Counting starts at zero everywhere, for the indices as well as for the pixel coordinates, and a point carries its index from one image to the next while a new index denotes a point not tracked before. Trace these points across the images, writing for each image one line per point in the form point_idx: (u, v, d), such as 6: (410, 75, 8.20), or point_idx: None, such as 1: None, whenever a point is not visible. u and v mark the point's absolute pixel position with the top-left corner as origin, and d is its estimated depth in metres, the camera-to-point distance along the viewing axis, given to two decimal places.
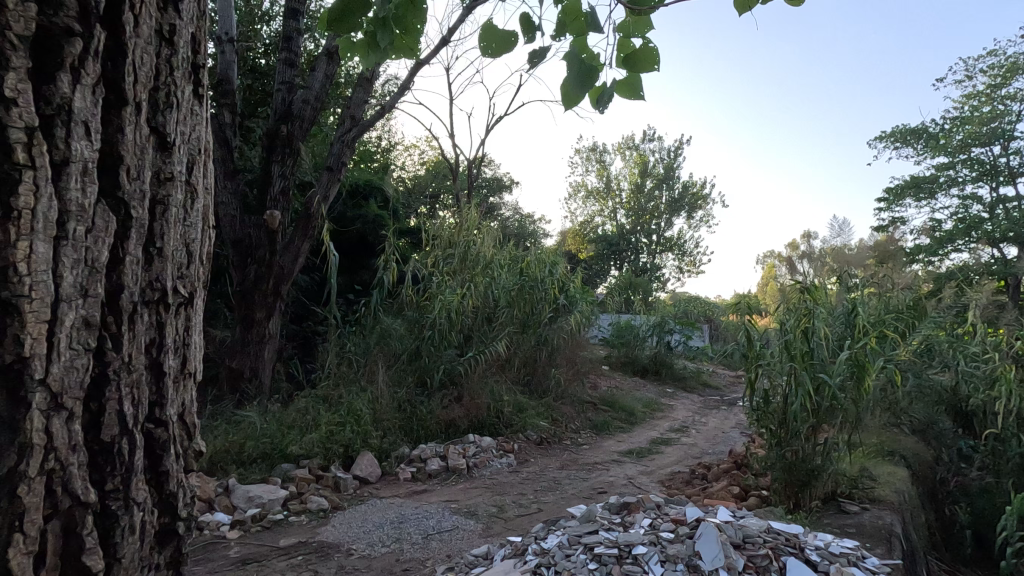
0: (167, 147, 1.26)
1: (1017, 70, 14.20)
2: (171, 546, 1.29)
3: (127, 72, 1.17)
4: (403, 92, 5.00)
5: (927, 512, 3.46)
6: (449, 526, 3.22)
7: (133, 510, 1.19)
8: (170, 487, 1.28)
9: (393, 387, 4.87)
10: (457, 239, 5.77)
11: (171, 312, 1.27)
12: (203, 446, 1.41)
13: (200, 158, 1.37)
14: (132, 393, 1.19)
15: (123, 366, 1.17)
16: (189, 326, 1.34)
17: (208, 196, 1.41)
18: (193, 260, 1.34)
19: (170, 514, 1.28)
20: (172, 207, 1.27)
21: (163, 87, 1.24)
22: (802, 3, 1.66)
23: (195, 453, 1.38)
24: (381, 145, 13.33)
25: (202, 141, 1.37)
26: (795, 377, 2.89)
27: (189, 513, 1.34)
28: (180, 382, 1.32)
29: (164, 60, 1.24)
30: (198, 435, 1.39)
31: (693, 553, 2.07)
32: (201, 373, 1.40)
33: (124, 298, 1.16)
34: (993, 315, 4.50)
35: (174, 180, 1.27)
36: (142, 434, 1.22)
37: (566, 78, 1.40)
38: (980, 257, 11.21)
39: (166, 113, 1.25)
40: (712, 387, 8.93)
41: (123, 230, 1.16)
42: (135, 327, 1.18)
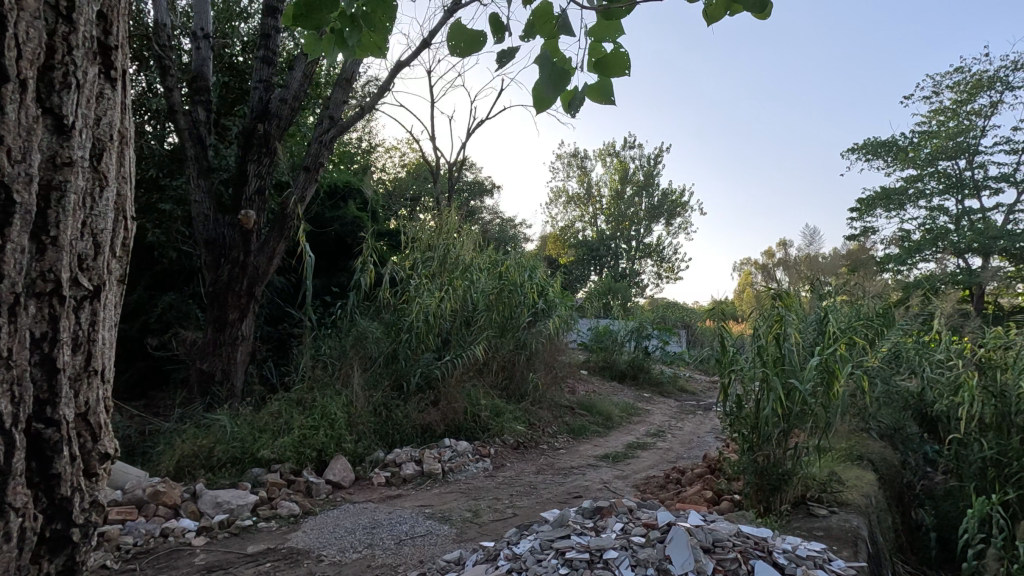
0: (64, 130, 1.22)
1: (982, 88, 14.73)
2: (64, 554, 1.25)
3: (8, 46, 1.11)
4: (384, 94, 4.97)
5: (893, 514, 3.54)
6: (423, 531, 3.20)
7: (11, 516, 1.13)
8: (63, 490, 1.24)
9: (368, 391, 4.81)
10: (436, 242, 5.75)
11: (69, 305, 1.23)
12: (110, 448, 1.37)
13: (111, 144, 1.34)
14: (14, 389, 1.13)
15: (3, 360, 1.11)
16: (95, 321, 1.30)
17: (122, 185, 1.38)
18: (100, 250, 1.31)
19: (62, 520, 1.24)
20: (70, 194, 1.23)
21: (59, 67, 1.20)
22: (769, 15, 1.68)
23: (101, 455, 1.34)
24: (362, 146, 13.24)
25: (113, 126, 1.34)
26: (767, 381, 2.93)
27: (87, 519, 1.30)
28: (82, 380, 1.28)
29: (60, 39, 1.20)
30: (104, 436, 1.35)
31: (664, 557, 2.09)
32: (108, 371, 1.37)
33: (4, 289, 1.11)
34: (958, 323, 4.64)
35: (73, 165, 1.23)
36: (27, 434, 1.17)
37: (538, 81, 1.39)
38: (946, 266, 11.57)
39: (64, 95, 1.21)
40: (688, 392, 9.04)
41: (5, 216, 1.11)
42: (18, 319, 1.14)
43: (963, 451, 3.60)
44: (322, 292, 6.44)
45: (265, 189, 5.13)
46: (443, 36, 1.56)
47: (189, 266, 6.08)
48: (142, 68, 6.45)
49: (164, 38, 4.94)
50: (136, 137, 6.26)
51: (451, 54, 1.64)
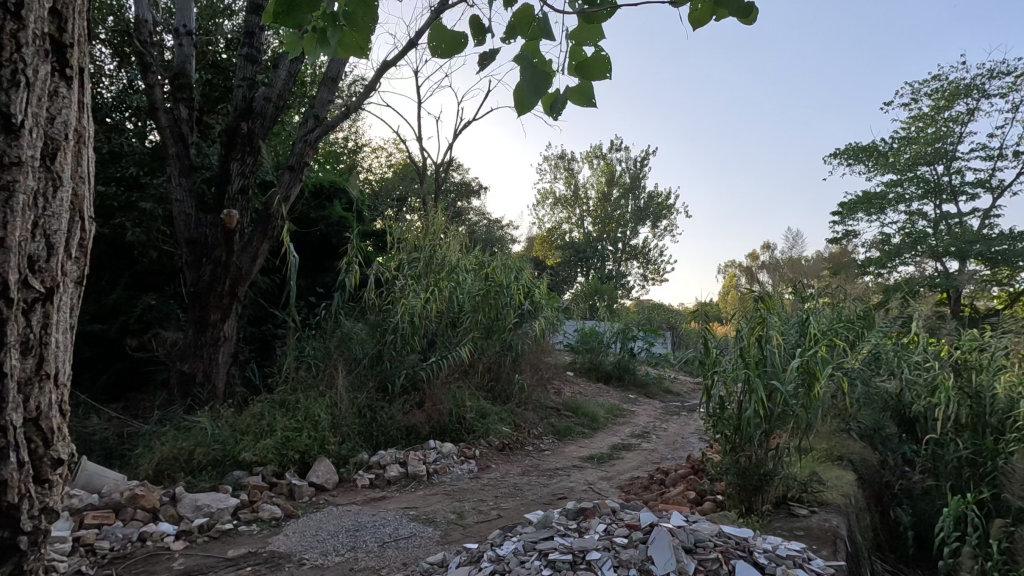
0: (13, 129, 1.21)
1: (959, 95, 15.04)
2: (11, 562, 1.27)
3: None
4: (370, 94, 4.93)
5: (872, 514, 3.60)
6: (408, 533, 3.18)
7: None
8: (10, 497, 1.23)
9: (353, 393, 4.77)
10: (422, 243, 5.73)
11: (18, 307, 1.22)
12: (64, 453, 1.35)
13: (67, 143, 1.33)
14: None
15: None
16: (48, 324, 1.29)
17: (79, 185, 1.37)
18: (54, 252, 1.29)
19: (9, 528, 1.24)
20: (18, 194, 1.22)
21: (8, 65, 1.20)
22: (754, 20, 1.69)
23: (55, 460, 1.33)
24: (348, 146, 13.16)
25: (69, 125, 1.33)
26: (749, 383, 2.97)
27: (36, 526, 1.30)
28: (33, 385, 1.27)
29: (9, 36, 1.21)
30: (58, 442, 1.33)
31: (646, 558, 2.10)
32: (64, 374, 1.35)
33: None
34: (935, 325, 4.73)
35: (22, 165, 1.23)
36: None
37: (520, 83, 1.38)
38: (925, 270, 11.79)
39: (13, 93, 1.21)
40: (672, 394, 9.11)
41: None
42: None
43: (939, 451, 3.66)
44: (306, 292, 6.38)
45: (248, 188, 5.08)
46: (425, 37, 1.55)
47: (171, 266, 5.99)
48: (122, 64, 6.34)
49: (145, 34, 4.86)
50: (116, 134, 6.16)
51: (433, 55, 1.62)
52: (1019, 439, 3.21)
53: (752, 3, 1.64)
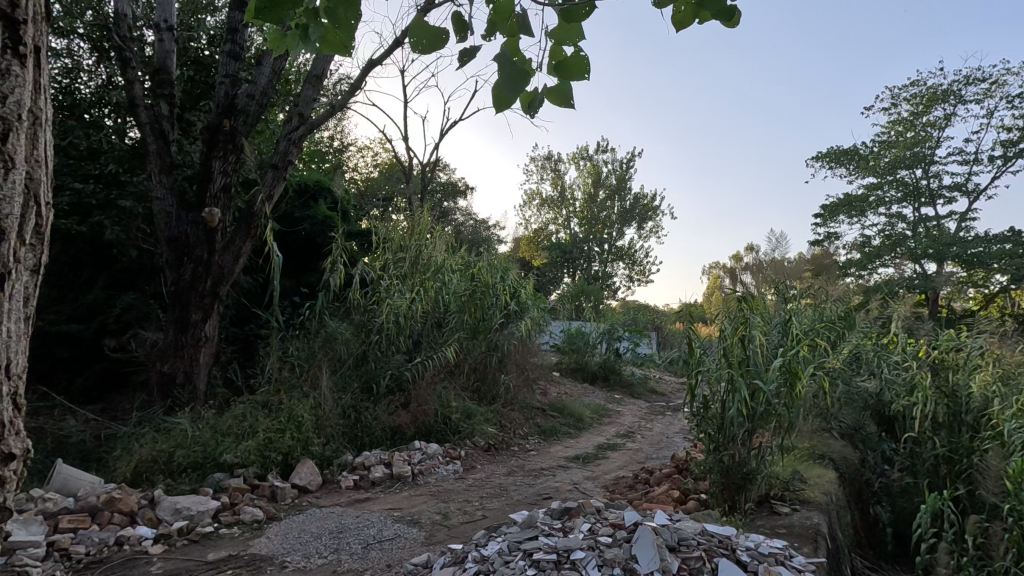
0: None
1: (937, 101, 15.35)
2: None
3: None
4: (355, 92, 4.90)
5: (852, 511, 3.65)
6: (391, 534, 3.16)
7: None
8: None
9: (337, 394, 4.73)
10: (408, 243, 5.69)
11: None
12: (15, 446, 1.33)
13: (20, 125, 1.33)
14: None
15: None
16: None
17: (33, 168, 1.37)
18: (5, 236, 1.28)
19: None
20: None
21: None
22: (736, 23, 1.70)
23: (4, 456, 1.31)
24: (333, 145, 13.06)
25: (23, 106, 1.34)
26: (733, 382, 3.00)
27: None
28: None
29: None
30: (8, 433, 1.31)
31: (631, 556, 2.11)
32: (15, 364, 1.32)
33: None
34: (913, 325, 4.82)
35: None
36: None
37: (498, 80, 1.37)
38: (904, 271, 12.02)
39: None
40: (657, 394, 9.19)
41: None
42: None
43: (918, 449, 3.72)
44: (290, 292, 6.32)
45: (231, 186, 5.02)
46: (404, 32, 1.53)
47: (151, 265, 5.89)
48: (101, 60, 6.23)
49: (125, 29, 4.77)
50: (94, 130, 6.04)
51: (412, 51, 1.60)
52: (994, 437, 3.27)
53: (733, 7, 1.66)
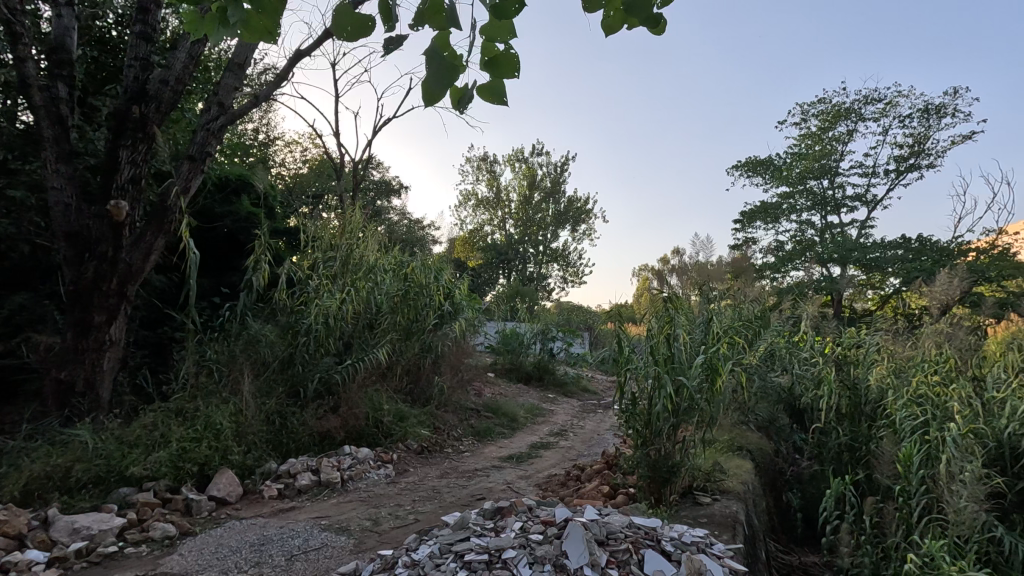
0: None
1: (840, 117, 16.71)
2: None
3: None
4: (281, 83, 4.67)
5: (767, 499, 3.89)
6: (318, 543, 3.03)
7: None
8: None
9: (260, 399, 4.49)
10: (338, 241, 5.50)
11: None
12: None
13: None
14: None
15: None
16: None
17: None
18: None
19: None
20: None
21: None
22: (659, 30, 1.76)
23: None
24: (259, 139, 12.44)
25: None
26: (659, 379, 3.11)
27: None
28: None
29: None
30: None
31: (561, 552, 2.13)
32: None
33: None
34: (819, 324, 5.21)
35: None
36: None
37: (426, 74, 1.33)
38: (812, 275, 12.98)
39: None
40: (589, 392, 9.41)
41: None
42: None
43: (824, 438, 4.01)
44: (209, 292, 5.94)
45: (141, 177, 4.66)
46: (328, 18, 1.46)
47: (47, 263, 5.37)
48: None
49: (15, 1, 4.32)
50: None
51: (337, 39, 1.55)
52: (887, 425, 3.58)
53: (658, 15, 1.72)
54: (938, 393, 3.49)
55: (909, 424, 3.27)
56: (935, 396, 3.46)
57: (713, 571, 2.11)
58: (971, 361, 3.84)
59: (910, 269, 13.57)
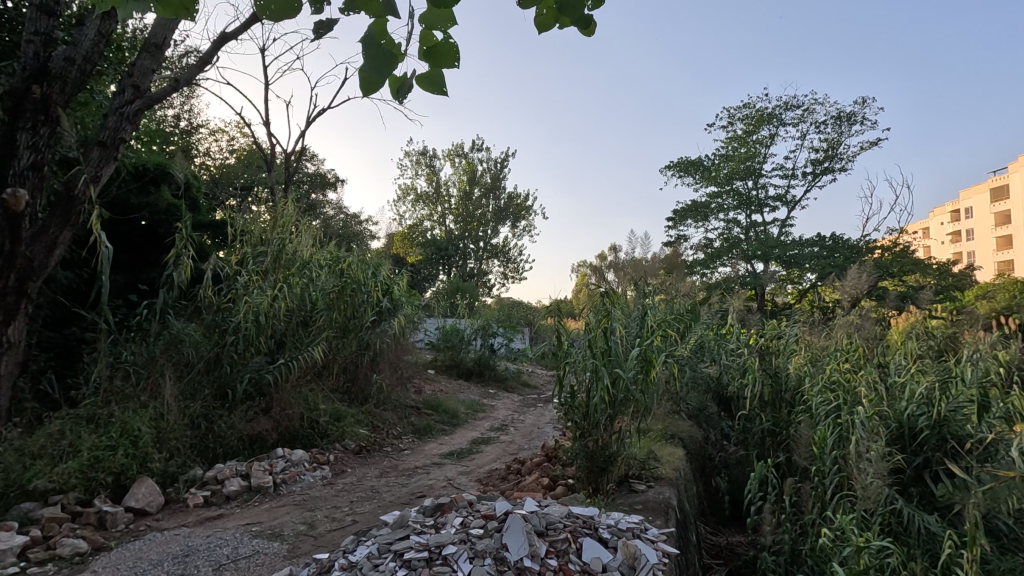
0: None
1: (763, 122, 17.71)
2: None
3: None
4: (204, 67, 4.40)
5: (697, 484, 4.08)
6: (248, 551, 2.90)
7: None
8: None
9: (184, 402, 4.23)
10: (269, 236, 5.24)
11: None
12: None
13: None
14: None
15: None
16: None
17: None
18: None
19: None
20: None
21: None
22: (593, 30, 1.80)
23: None
24: (180, 126, 11.67)
25: None
26: (596, 372, 3.19)
27: None
28: None
29: None
30: None
31: (501, 546, 2.14)
32: None
33: None
34: (744, 317, 5.51)
35: None
36: None
37: (363, 61, 1.30)
38: (738, 271, 13.70)
39: None
40: (529, 387, 9.52)
41: None
42: None
43: (749, 424, 4.24)
44: (124, 290, 5.51)
45: (43, 164, 4.27)
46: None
47: None
48: None
49: None
50: None
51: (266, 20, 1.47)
52: (805, 410, 3.85)
53: (590, 16, 1.76)
54: (848, 379, 3.78)
55: (824, 408, 3.52)
56: (846, 382, 3.74)
57: (647, 554, 2.18)
58: (877, 349, 4.18)
59: (825, 265, 14.61)
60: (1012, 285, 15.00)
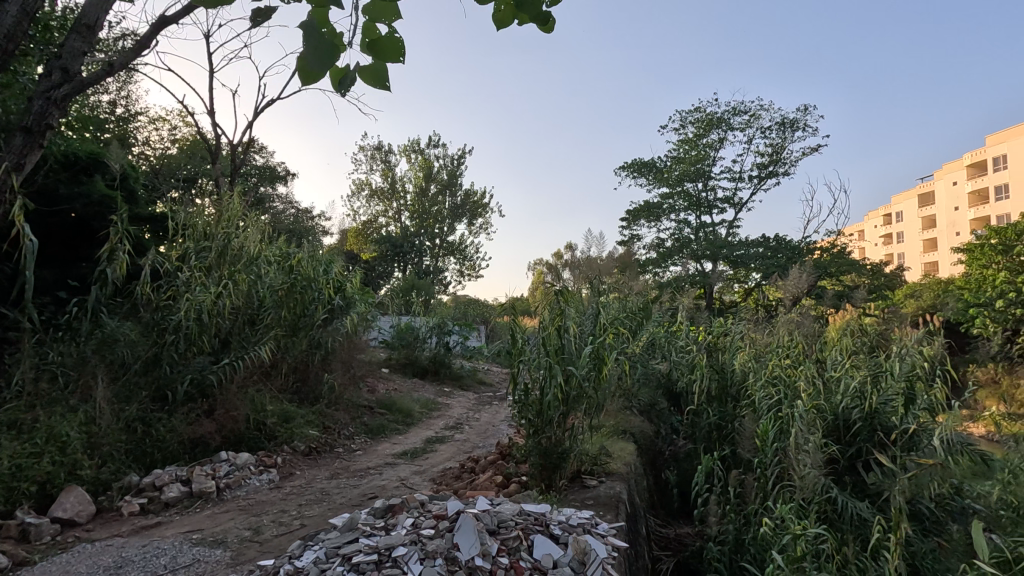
0: None
1: (712, 126, 18.29)
2: None
3: None
4: (142, 51, 4.15)
5: (647, 478, 4.19)
6: (188, 560, 2.78)
7: None
8: None
9: (118, 405, 4.01)
10: (213, 230, 5.01)
11: None
12: None
13: None
14: None
15: None
16: None
17: None
18: None
19: None
20: None
21: None
22: (549, 28, 1.79)
23: None
24: (116, 113, 11.01)
25: None
26: (550, 369, 3.20)
27: None
28: None
29: None
30: None
31: (452, 545, 2.13)
32: None
33: None
34: (693, 314, 5.69)
35: None
36: None
37: (302, 51, 1.25)
38: (688, 270, 14.11)
39: None
40: (485, 384, 9.52)
41: None
42: None
43: (696, 419, 4.37)
44: (52, 287, 5.16)
45: None
46: None
47: None
48: None
49: None
50: None
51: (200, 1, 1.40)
52: (748, 404, 4.00)
53: (547, 13, 1.75)
54: (789, 374, 3.95)
55: (766, 403, 3.66)
56: (786, 377, 3.91)
57: (597, 548, 2.21)
58: (815, 345, 4.38)
59: (769, 265, 15.25)
60: (934, 284, 16.10)
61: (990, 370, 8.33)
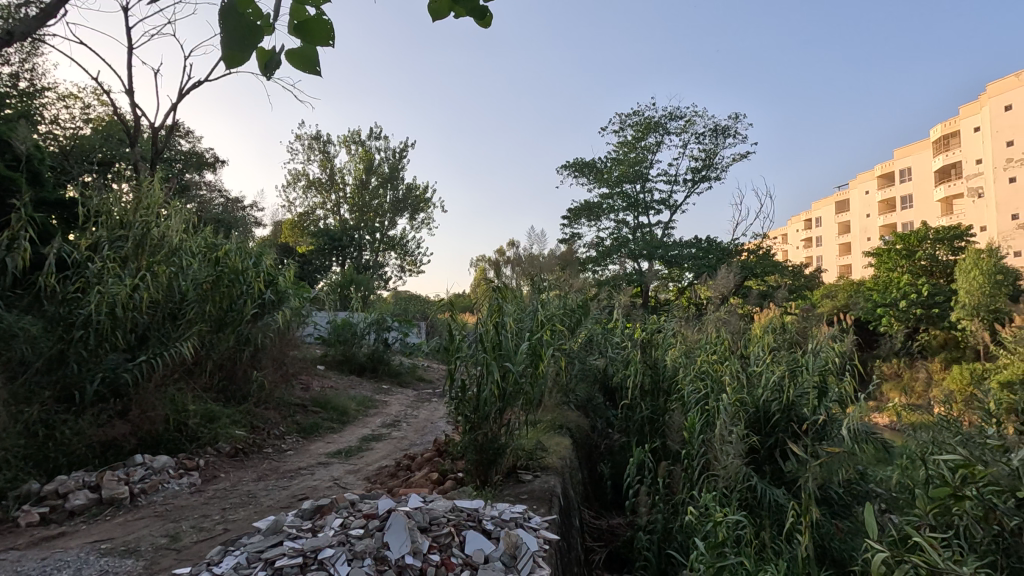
0: None
1: (650, 129, 18.86)
2: None
3: None
4: (47, 19, 3.75)
5: (582, 471, 4.29)
6: (94, 573, 2.58)
7: None
8: None
9: (16, 406, 3.67)
10: (130, 218, 4.64)
11: None
12: None
13: None
14: None
15: None
16: None
17: None
18: None
19: None
20: None
21: None
22: (487, 23, 1.77)
23: None
24: (19, 88, 10.01)
25: None
26: (487, 366, 3.19)
27: None
28: None
29: None
30: None
31: (382, 545, 2.10)
32: None
33: None
34: (629, 312, 5.84)
35: None
36: None
37: (222, 31, 1.18)
38: (625, 269, 14.50)
39: None
40: (423, 381, 9.41)
41: None
42: None
43: (630, 413, 4.50)
44: None
45: None
46: None
47: None
48: None
49: None
50: None
51: None
52: (678, 398, 4.17)
53: (485, 8, 1.74)
54: (715, 369, 4.13)
55: (694, 397, 3.82)
56: (713, 372, 4.09)
57: (528, 542, 2.23)
58: (740, 341, 4.60)
59: (700, 265, 15.94)
60: (847, 286, 17.36)
61: (894, 366, 9.05)
